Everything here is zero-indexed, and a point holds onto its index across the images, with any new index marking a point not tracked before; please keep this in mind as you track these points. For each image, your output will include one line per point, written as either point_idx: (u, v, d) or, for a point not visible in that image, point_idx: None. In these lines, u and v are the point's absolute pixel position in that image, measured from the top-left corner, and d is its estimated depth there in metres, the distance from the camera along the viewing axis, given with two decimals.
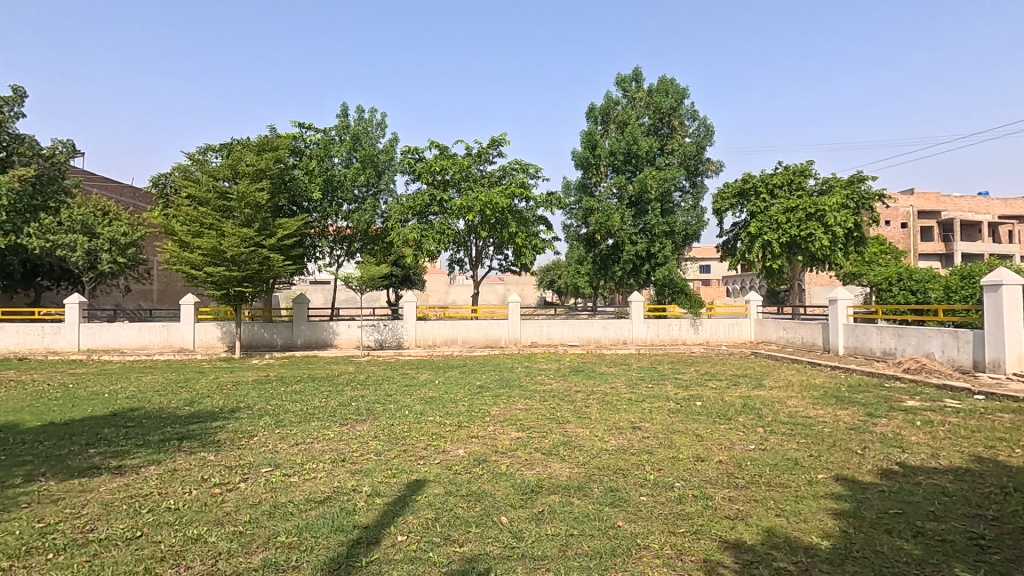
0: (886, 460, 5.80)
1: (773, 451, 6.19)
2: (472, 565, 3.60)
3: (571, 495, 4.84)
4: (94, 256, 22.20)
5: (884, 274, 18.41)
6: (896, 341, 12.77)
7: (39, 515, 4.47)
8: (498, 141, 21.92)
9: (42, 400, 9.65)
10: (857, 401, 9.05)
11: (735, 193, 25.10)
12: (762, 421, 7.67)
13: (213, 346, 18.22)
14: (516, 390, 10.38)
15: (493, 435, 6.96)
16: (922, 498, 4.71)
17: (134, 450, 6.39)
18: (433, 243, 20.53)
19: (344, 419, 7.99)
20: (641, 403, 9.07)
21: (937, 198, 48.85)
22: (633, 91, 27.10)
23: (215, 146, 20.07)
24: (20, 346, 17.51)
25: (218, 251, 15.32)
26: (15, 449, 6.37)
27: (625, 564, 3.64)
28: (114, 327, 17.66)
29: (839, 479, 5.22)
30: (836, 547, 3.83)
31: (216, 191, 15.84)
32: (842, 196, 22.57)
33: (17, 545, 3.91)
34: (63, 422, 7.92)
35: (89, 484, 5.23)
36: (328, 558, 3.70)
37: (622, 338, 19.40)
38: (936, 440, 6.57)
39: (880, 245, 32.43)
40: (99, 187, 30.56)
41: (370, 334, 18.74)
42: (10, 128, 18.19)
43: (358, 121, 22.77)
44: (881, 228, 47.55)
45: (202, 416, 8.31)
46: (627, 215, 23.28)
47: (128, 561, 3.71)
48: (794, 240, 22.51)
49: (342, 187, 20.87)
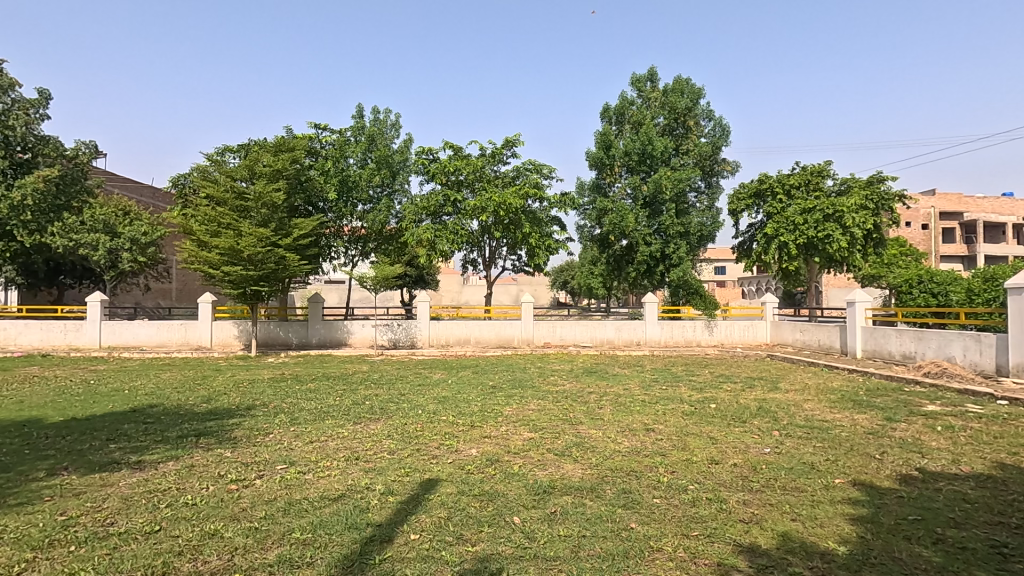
0: (906, 466, 5.68)
1: (789, 455, 6.12)
2: (484, 565, 3.61)
3: (584, 496, 4.85)
4: (115, 256, 22.61)
5: (904, 275, 18.17)
6: (917, 345, 12.52)
7: (62, 508, 4.58)
8: (512, 141, 21.91)
9: (64, 397, 9.82)
10: (876, 405, 8.89)
11: (751, 193, 24.76)
12: (778, 425, 7.59)
13: (230, 346, 18.46)
14: (530, 391, 10.44)
15: (505, 435, 6.97)
16: (942, 505, 4.62)
17: (152, 446, 6.49)
18: (447, 243, 20.68)
19: (358, 418, 8.00)
20: (655, 405, 8.97)
21: (959, 198, 47.83)
22: (647, 91, 27.15)
23: (233, 147, 20.34)
24: (43, 343, 17.81)
25: (235, 250, 15.54)
26: (39, 444, 6.50)
27: (637, 566, 3.64)
28: (133, 325, 17.91)
29: (856, 484, 5.15)
30: (853, 553, 3.78)
31: (233, 191, 16.02)
32: (861, 197, 22.24)
33: (41, 538, 4.00)
34: (83, 419, 8.00)
35: (109, 478, 5.33)
36: (341, 555, 3.73)
37: (636, 339, 19.27)
38: (958, 446, 6.44)
39: (902, 246, 31.80)
40: (119, 187, 31.21)
41: (384, 334, 18.84)
42: (36, 130, 18.70)
43: (373, 121, 22.87)
44: (899, 229, 46.90)
45: (218, 414, 8.41)
46: (642, 216, 23.12)
47: (147, 555, 3.77)
48: (812, 241, 22.18)
49: (357, 187, 20.99)
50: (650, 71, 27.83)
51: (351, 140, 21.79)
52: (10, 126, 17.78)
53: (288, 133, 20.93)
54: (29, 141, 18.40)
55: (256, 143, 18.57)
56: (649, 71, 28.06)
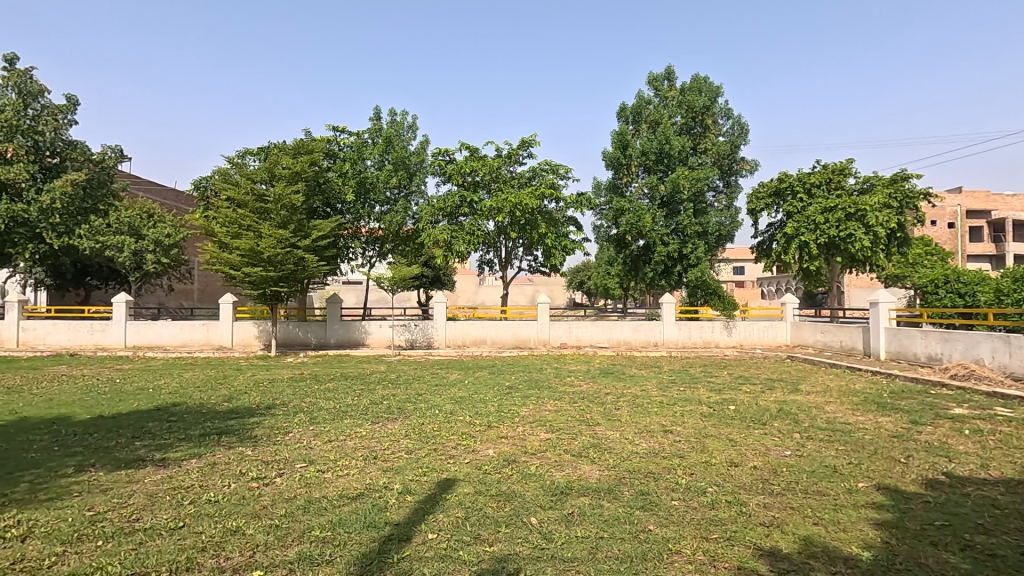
0: (932, 470, 5.56)
1: (810, 457, 6.03)
2: (502, 565, 3.62)
3: (602, 497, 4.82)
4: (140, 257, 23.10)
5: (930, 275, 17.74)
6: (943, 346, 12.23)
7: (90, 503, 4.70)
8: (528, 141, 21.91)
9: (91, 395, 10.07)
10: (901, 408, 8.70)
11: (770, 193, 24.44)
12: (798, 427, 7.47)
13: (250, 346, 18.74)
14: (547, 392, 10.43)
15: (522, 436, 6.99)
16: (970, 510, 4.51)
17: (176, 444, 6.63)
18: (463, 243, 20.71)
19: (376, 418, 8.07)
20: (673, 407, 8.89)
21: (986, 197, 46.72)
22: (664, 90, 26.96)
23: (253, 149, 20.67)
24: (71, 343, 18.28)
25: (255, 251, 15.78)
26: (67, 442, 6.67)
27: (656, 568, 3.61)
28: (157, 326, 18.29)
29: (880, 488, 5.04)
30: (877, 558, 3.71)
31: (253, 194, 16.28)
32: (884, 196, 21.81)
33: (70, 532, 4.11)
34: (110, 416, 8.21)
35: (135, 475, 5.45)
36: (360, 553, 3.77)
37: (653, 339, 19.12)
38: (986, 450, 6.28)
39: (926, 245, 31.09)
40: (143, 190, 31.95)
41: (401, 334, 18.98)
42: (64, 135, 19.25)
43: (390, 123, 23.05)
44: (925, 228, 45.88)
45: (239, 412, 8.55)
46: (659, 216, 22.96)
47: (171, 551, 3.85)
48: (833, 240, 21.81)
49: (375, 189, 21.19)
50: (667, 70, 27.62)
51: (368, 142, 21.99)
52: (40, 132, 18.34)
53: (307, 135, 21.22)
54: (57, 146, 18.96)
55: (276, 146, 18.84)
56: (665, 70, 27.85)
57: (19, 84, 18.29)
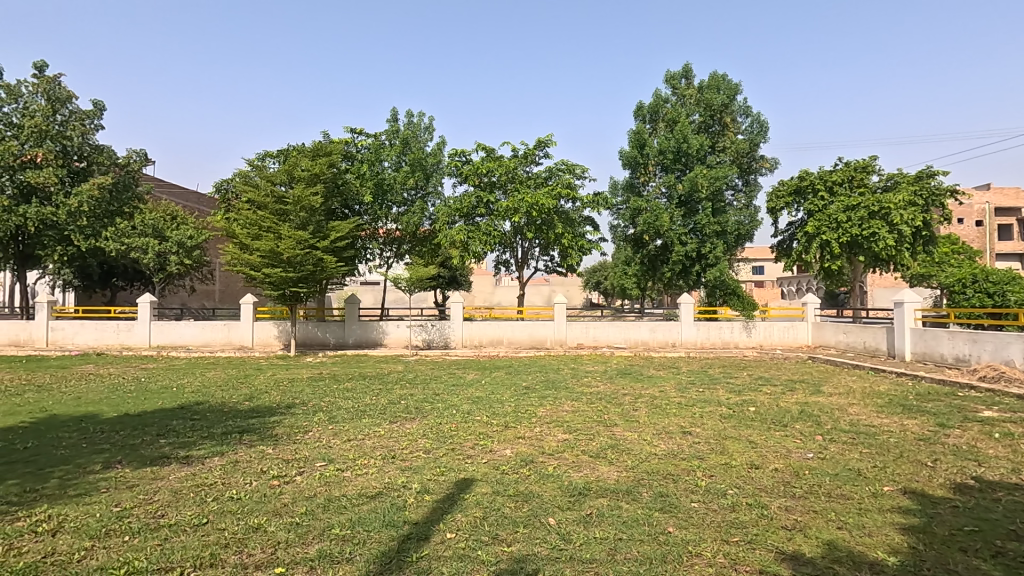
0: (961, 474, 5.42)
1: (833, 460, 5.92)
2: (521, 565, 3.61)
3: (620, 499, 4.79)
4: (163, 258, 23.56)
5: (958, 274, 17.29)
6: (971, 347, 11.93)
7: (117, 499, 4.80)
8: (544, 141, 21.87)
9: (118, 393, 10.31)
10: (927, 410, 8.50)
11: (790, 191, 24.06)
12: (820, 429, 7.33)
13: (271, 346, 19.01)
14: (564, 392, 10.40)
15: (539, 436, 6.98)
16: (1002, 516, 4.38)
17: (199, 442, 6.75)
18: (480, 243, 20.73)
19: (394, 418, 8.12)
20: (691, 408, 8.80)
21: (1016, 195, 45.55)
22: (682, 88, 26.72)
23: (273, 152, 20.95)
24: (98, 342, 18.72)
25: (275, 252, 16.00)
26: (94, 439, 6.83)
27: (675, 570, 3.58)
28: (180, 326, 18.65)
29: (906, 492, 4.93)
30: (904, 563, 3.62)
31: (273, 196, 16.50)
32: (909, 193, 21.35)
33: (98, 527, 4.20)
34: (136, 415, 8.39)
35: (159, 472, 5.56)
36: (380, 551, 3.79)
37: (671, 340, 18.95)
38: (1017, 454, 6.10)
39: (954, 244, 30.33)
40: (166, 193, 32.62)
41: (419, 334, 19.10)
42: (91, 139, 19.71)
43: (407, 125, 23.20)
44: (951, 227, 44.72)
45: (260, 411, 8.67)
46: (676, 215, 22.78)
47: (195, 547, 3.91)
48: (856, 239, 21.40)
49: (392, 190, 21.34)
50: (685, 67, 27.36)
51: (385, 144, 22.15)
52: (67, 137, 18.81)
53: (325, 137, 21.46)
54: (84, 150, 19.41)
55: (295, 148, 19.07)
56: (683, 68, 27.59)
57: (48, 90, 18.79)
